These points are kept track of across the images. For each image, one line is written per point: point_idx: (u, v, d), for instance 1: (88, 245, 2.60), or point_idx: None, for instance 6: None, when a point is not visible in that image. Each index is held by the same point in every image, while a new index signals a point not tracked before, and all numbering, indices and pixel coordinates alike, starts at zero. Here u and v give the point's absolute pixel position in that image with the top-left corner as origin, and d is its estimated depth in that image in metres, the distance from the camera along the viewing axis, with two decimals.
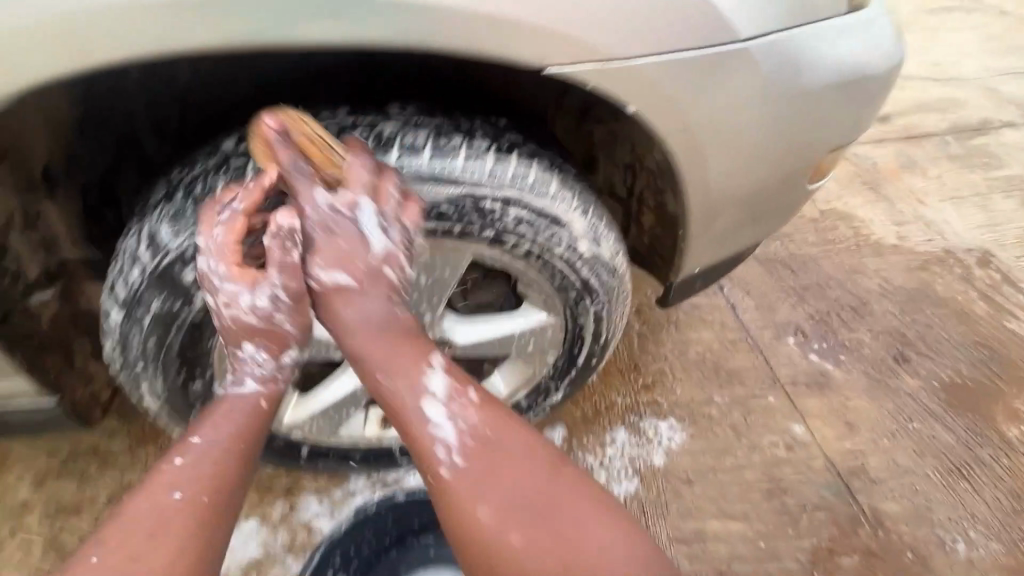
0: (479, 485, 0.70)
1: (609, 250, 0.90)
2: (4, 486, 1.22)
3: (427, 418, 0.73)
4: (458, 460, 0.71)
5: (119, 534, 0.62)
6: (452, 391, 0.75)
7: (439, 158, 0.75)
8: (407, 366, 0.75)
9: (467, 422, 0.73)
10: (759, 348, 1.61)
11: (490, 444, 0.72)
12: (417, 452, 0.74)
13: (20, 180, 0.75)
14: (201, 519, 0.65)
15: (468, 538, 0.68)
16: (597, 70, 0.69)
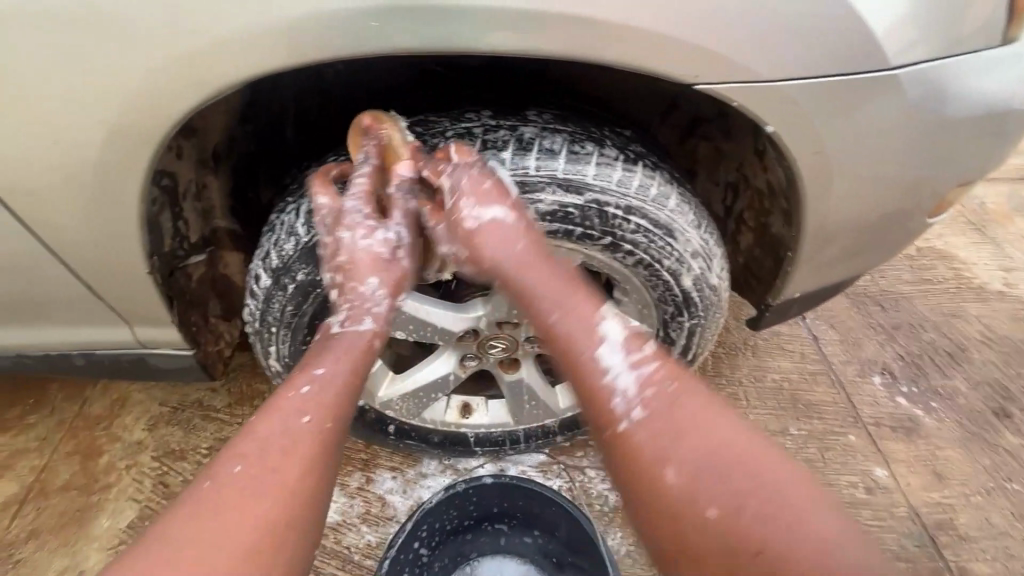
0: (665, 435, 0.67)
1: (712, 269, 0.91)
2: (122, 426, 1.36)
3: (604, 369, 0.71)
4: (639, 411, 0.69)
5: (252, 459, 0.65)
6: (629, 341, 0.72)
7: (573, 164, 0.78)
8: (587, 324, 0.74)
9: (649, 370, 0.71)
10: (842, 384, 1.55)
11: (674, 395, 0.70)
12: (593, 407, 0.72)
13: (199, 155, 0.83)
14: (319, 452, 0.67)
15: (652, 502, 0.66)
16: (743, 90, 0.71)
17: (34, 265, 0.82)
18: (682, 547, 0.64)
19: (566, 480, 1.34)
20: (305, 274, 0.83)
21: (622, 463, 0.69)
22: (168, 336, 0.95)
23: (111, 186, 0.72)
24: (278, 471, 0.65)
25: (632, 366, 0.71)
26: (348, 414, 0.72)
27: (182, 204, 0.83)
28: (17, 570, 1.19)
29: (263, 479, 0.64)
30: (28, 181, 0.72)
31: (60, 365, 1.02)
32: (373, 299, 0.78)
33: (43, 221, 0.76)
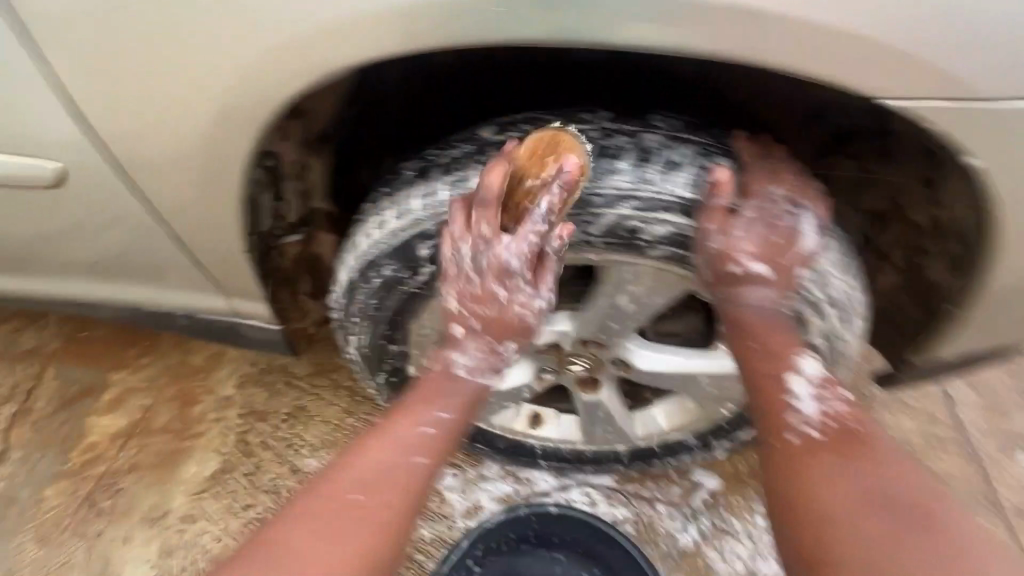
0: (830, 459, 0.68)
1: (847, 310, 0.76)
2: (216, 379, 1.44)
3: (791, 391, 0.72)
4: (812, 429, 0.71)
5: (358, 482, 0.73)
6: (823, 382, 0.73)
7: (701, 182, 0.66)
8: (783, 349, 0.74)
9: (833, 409, 0.71)
10: (980, 459, 1.29)
11: (835, 439, 0.70)
12: (766, 415, 0.74)
13: (304, 137, 0.82)
14: (414, 491, 0.76)
15: (798, 489, 0.67)
16: (948, 108, 0.60)
17: (148, 231, 0.86)
18: (820, 547, 0.63)
19: (632, 511, 1.24)
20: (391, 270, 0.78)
21: (772, 455, 0.72)
22: (258, 309, 0.99)
23: (216, 165, 0.74)
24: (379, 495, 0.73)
25: (818, 397, 0.72)
26: (451, 445, 0.81)
27: (284, 184, 0.84)
28: (116, 498, 1.30)
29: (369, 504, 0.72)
30: (146, 156, 0.75)
31: (166, 321, 1.09)
32: (471, 360, 0.80)
33: (157, 193, 0.79)
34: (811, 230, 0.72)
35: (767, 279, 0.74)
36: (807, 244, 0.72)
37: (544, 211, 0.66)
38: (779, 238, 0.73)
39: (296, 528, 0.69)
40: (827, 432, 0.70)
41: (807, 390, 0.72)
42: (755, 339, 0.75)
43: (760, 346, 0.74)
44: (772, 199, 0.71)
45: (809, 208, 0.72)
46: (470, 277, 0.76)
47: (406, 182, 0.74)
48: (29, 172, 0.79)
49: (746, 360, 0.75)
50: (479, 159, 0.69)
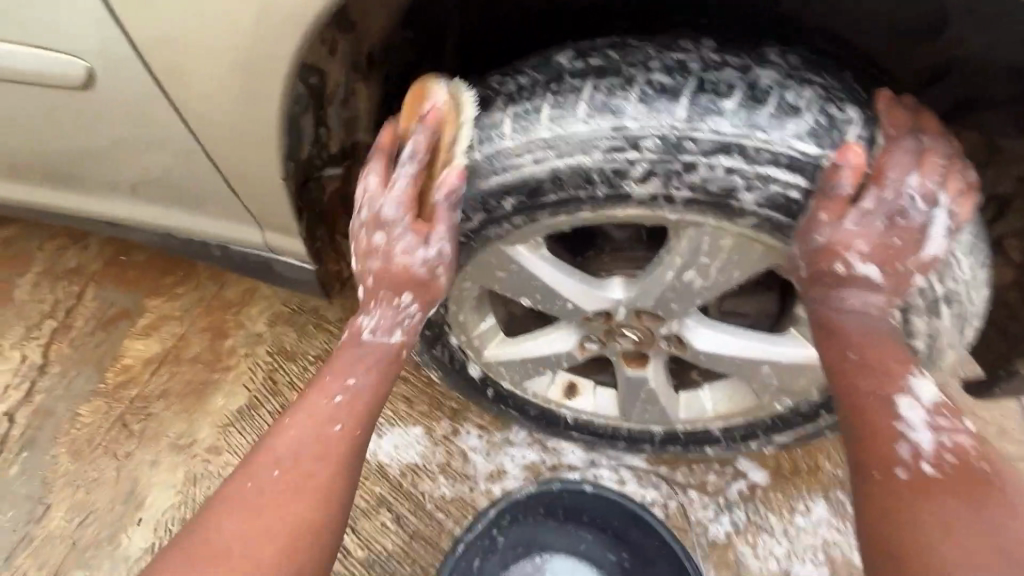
0: (953, 505, 0.53)
1: (964, 306, 0.65)
2: (248, 315, 1.42)
3: (896, 414, 0.59)
4: (927, 468, 0.57)
5: (284, 470, 0.67)
6: (941, 408, 0.59)
7: (821, 134, 0.55)
8: (893, 368, 0.61)
9: (954, 440, 0.58)
10: None
11: (956, 481, 0.55)
12: (867, 443, 0.59)
13: (352, 56, 0.73)
14: (345, 457, 0.69)
15: (902, 537, 0.53)
16: None
17: (181, 150, 0.80)
18: None
19: (661, 495, 1.18)
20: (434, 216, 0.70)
21: (866, 494, 0.58)
22: (293, 246, 0.94)
23: (257, 74, 0.66)
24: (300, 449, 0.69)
25: (933, 424, 0.58)
26: (379, 412, 0.74)
27: (327, 108, 0.75)
28: (146, 423, 1.32)
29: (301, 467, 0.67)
30: (182, 62, 0.68)
31: (198, 251, 1.05)
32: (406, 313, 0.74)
33: (191, 106, 0.72)
34: (940, 230, 0.59)
35: (873, 284, 0.61)
36: (930, 252, 0.60)
37: (624, 155, 0.56)
38: (900, 240, 0.59)
39: (247, 487, 0.66)
40: (951, 473, 0.56)
41: (919, 415, 0.58)
42: (857, 350, 0.61)
43: (861, 359, 0.61)
44: (904, 189, 0.57)
45: (948, 204, 0.58)
46: (525, 229, 0.67)
47: (465, 112, 0.65)
48: (60, 72, 0.73)
49: (846, 376, 0.62)
50: (554, 87, 0.59)
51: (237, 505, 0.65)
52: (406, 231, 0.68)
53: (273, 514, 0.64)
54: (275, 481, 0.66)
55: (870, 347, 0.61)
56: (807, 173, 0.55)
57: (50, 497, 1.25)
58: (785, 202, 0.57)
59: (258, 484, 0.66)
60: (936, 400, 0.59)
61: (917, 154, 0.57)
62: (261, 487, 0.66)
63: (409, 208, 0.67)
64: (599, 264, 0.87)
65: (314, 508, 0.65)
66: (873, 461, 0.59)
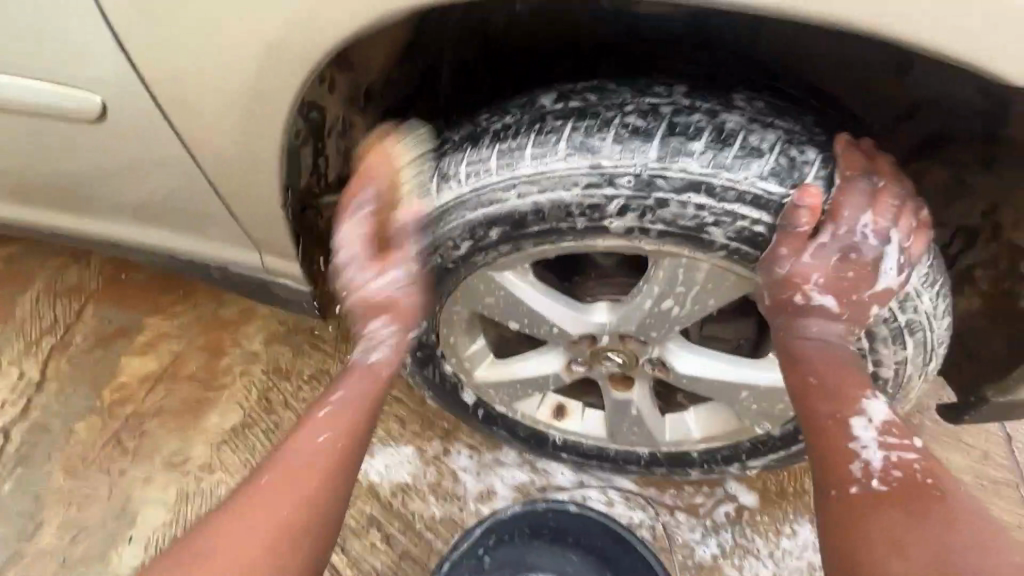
0: (900, 519, 0.57)
1: (925, 335, 0.68)
2: (244, 334, 1.45)
3: (852, 435, 0.63)
4: (879, 484, 0.61)
5: (261, 498, 0.70)
6: (892, 428, 0.63)
7: (784, 174, 0.59)
8: (853, 391, 0.64)
9: (904, 459, 0.62)
10: None
11: (905, 495, 0.59)
12: (826, 465, 0.63)
13: (350, 92, 0.78)
14: (324, 474, 0.72)
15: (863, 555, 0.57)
16: None
17: (185, 177, 0.84)
18: None
19: (649, 516, 1.19)
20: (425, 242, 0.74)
21: (826, 512, 0.62)
22: (290, 269, 0.97)
23: (258, 111, 0.70)
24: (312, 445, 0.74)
25: (885, 445, 0.62)
26: (363, 433, 0.77)
27: (325, 141, 0.80)
28: (140, 440, 1.33)
29: (268, 497, 0.70)
30: (189, 98, 0.72)
31: (199, 272, 1.08)
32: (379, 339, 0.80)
33: (197, 138, 0.77)
34: (895, 264, 0.63)
35: (832, 313, 0.66)
36: (886, 283, 0.63)
37: (600, 191, 0.60)
38: (853, 273, 0.65)
39: (255, 493, 0.70)
40: (898, 486, 0.60)
41: (871, 436, 0.63)
42: (818, 373, 0.65)
43: (822, 383, 0.65)
44: (858, 227, 0.62)
45: (901, 240, 0.62)
46: (509, 258, 0.71)
47: (454, 147, 0.70)
48: (74, 105, 0.78)
49: (807, 396, 0.65)
50: (536, 126, 0.63)
51: (208, 558, 0.66)
52: (369, 273, 0.78)
53: (261, 520, 0.68)
54: (275, 503, 0.69)
55: (829, 370, 0.65)
56: (772, 209, 0.59)
57: (42, 514, 1.26)
58: (747, 237, 0.61)
59: (253, 490, 0.71)
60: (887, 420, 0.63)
61: (873, 194, 0.61)
62: (253, 489, 0.71)
63: (370, 264, 0.77)
64: (585, 289, 0.90)
65: (285, 526, 0.68)
66: (834, 481, 0.62)
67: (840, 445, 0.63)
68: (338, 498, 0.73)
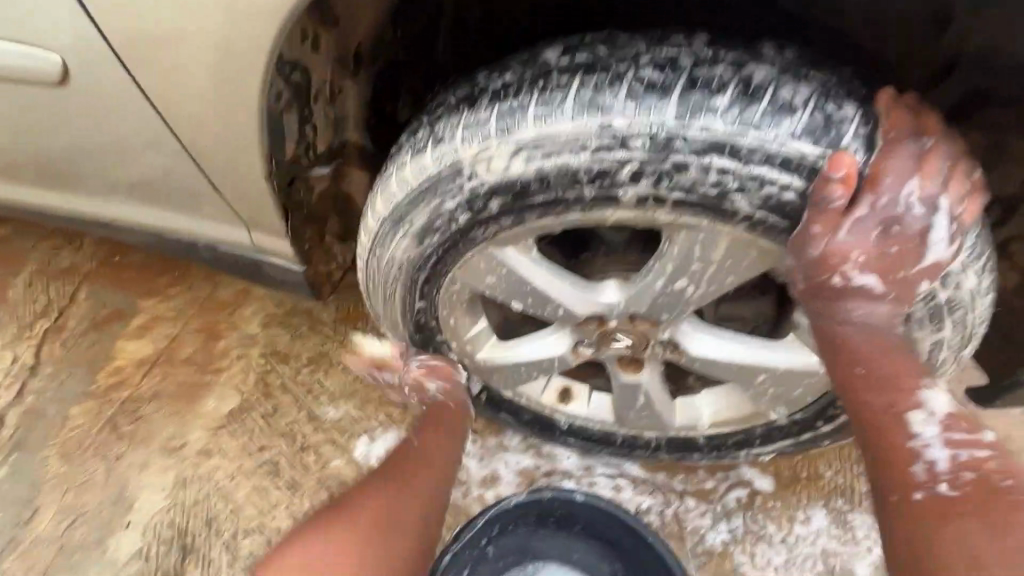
0: (975, 528, 0.50)
1: (967, 313, 0.63)
2: (241, 316, 1.41)
3: (911, 432, 0.57)
4: (948, 489, 0.54)
5: (387, 495, 0.81)
6: (955, 421, 0.57)
7: (818, 134, 0.53)
8: (898, 380, 0.58)
9: (968, 454, 0.56)
10: None
11: (985, 498, 0.52)
12: (882, 465, 0.57)
13: (338, 52, 0.72)
14: (428, 470, 0.87)
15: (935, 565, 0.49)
16: None
17: (164, 148, 0.79)
18: None
19: (658, 502, 1.16)
20: (421, 218, 0.68)
21: (886, 516, 0.55)
22: (281, 247, 0.92)
23: (237, 71, 0.65)
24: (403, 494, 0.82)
25: (950, 441, 0.56)
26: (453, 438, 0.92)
27: (313, 106, 0.74)
28: (137, 424, 1.30)
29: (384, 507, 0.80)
30: (161, 58, 0.66)
31: (187, 251, 1.04)
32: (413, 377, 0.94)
33: (172, 104, 0.71)
34: (942, 234, 0.56)
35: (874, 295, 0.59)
36: (933, 257, 0.57)
37: (612, 154, 0.54)
38: (897, 250, 0.56)
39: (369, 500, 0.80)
40: (974, 492, 0.53)
41: (934, 432, 0.57)
42: (862, 361, 0.59)
43: (871, 371, 0.59)
44: (901, 196, 0.54)
45: (951, 206, 0.56)
46: (513, 232, 0.65)
47: (449, 110, 0.64)
48: (39, 68, 0.72)
49: (851, 387, 0.60)
50: (540, 83, 0.57)
51: (356, 533, 0.76)
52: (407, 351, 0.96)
53: (400, 509, 0.80)
54: (392, 500, 0.81)
55: (879, 358, 0.59)
56: (804, 172, 0.53)
57: (39, 500, 1.24)
58: (777, 207, 0.55)
59: (383, 488, 0.82)
60: (949, 413, 0.57)
61: (917, 157, 0.55)
62: (368, 499, 0.80)
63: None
64: (593, 266, 0.84)
65: (415, 506, 0.82)
66: (893, 483, 0.56)
67: (898, 443, 0.57)
68: (438, 496, 0.86)
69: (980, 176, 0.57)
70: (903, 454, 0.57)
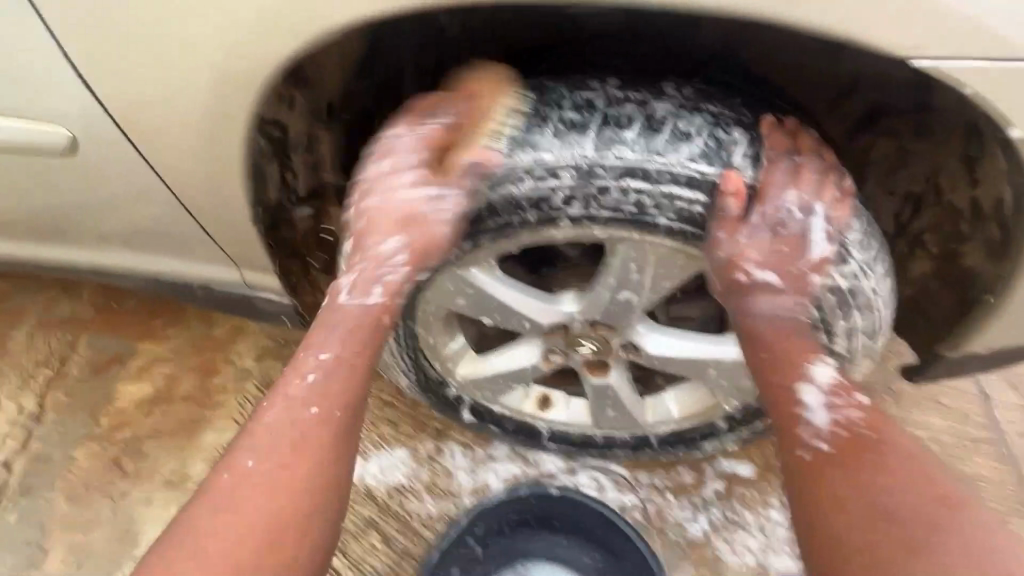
0: (843, 479, 0.67)
1: (873, 299, 0.72)
2: (236, 352, 1.48)
3: (802, 402, 0.71)
4: (825, 445, 0.70)
5: (264, 463, 0.73)
6: (837, 388, 0.71)
7: (712, 155, 0.63)
8: (798, 355, 0.71)
9: (849, 417, 0.70)
10: (1012, 461, 1.26)
11: (850, 449, 0.69)
12: (780, 434, 0.73)
13: (312, 107, 0.82)
14: (295, 482, 0.73)
15: (815, 510, 0.68)
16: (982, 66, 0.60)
17: (157, 200, 0.87)
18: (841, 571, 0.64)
19: (640, 499, 1.22)
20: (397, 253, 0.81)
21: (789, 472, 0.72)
22: (268, 282, 1.00)
23: (223, 132, 0.75)
24: (271, 446, 0.74)
25: (830, 406, 0.70)
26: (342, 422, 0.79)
27: (292, 157, 0.84)
28: (140, 462, 1.36)
29: (259, 504, 0.71)
30: (154, 125, 0.76)
31: (183, 293, 1.12)
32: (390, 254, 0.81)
33: (165, 161, 0.80)
34: (823, 234, 0.70)
35: (777, 287, 0.73)
36: (817, 252, 0.71)
37: (545, 183, 0.64)
38: (787, 247, 0.73)
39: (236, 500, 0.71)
40: (842, 445, 0.69)
41: (819, 399, 0.70)
42: (768, 348, 0.73)
43: (773, 356, 0.72)
44: (782, 203, 0.70)
45: (825, 210, 0.69)
46: (473, 254, 0.74)
47: (407, 154, 0.74)
48: (42, 139, 0.81)
49: (762, 373, 0.73)
50: (481, 128, 0.67)
51: (203, 544, 0.68)
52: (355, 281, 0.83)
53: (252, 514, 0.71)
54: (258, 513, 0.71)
55: (778, 343, 0.72)
56: (706, 188, 0.63)
57: (47, 541, 1.29)
58: (689, 218, 0.64)
59: (246, 453, 0.74)
60: (832, 383, 0.71)
61: (798, 171, 0.68)
62: (244, 458, 0.74)
63: None
64: (554, 280, 0.93)
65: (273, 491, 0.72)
66: (788, 446, 0.72)
67: (789, 409, 0.72)
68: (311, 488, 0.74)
69: (851, 181, 0.71)
70: (791, 419, 0.71)
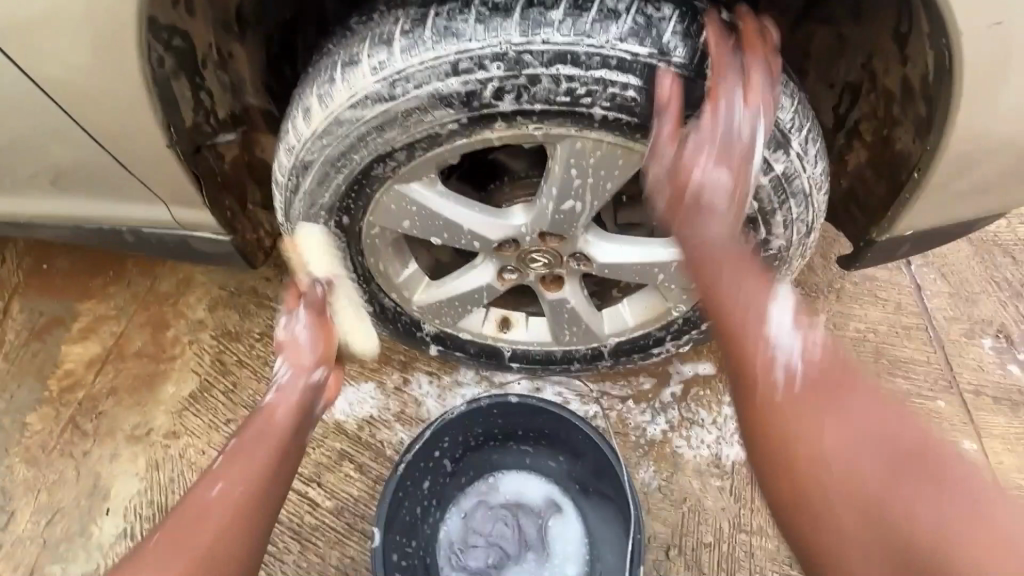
0: (811, 400, 0.65)
1: (805, 181, 0.75)
2: (186, 304, 1.43)
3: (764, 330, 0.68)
4: (785, 369, 0.67)
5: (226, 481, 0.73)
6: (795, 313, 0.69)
7: (641, 35, 0.63)
8: (757, 294, 0.69)
9: (807, 341, 0.68)
10: (941, 344, 1.36)
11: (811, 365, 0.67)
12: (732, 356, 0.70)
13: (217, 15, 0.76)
14: (256, 506, 0.72)
15: (778, 432, 0.66)
16: None
17: (58, 129, 0.79)
18: (800, 493, 0.64)
19: (602, 408, 1.28)
20: (308, 180, 0.78)
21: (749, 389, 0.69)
22: (201, 217, 0.94)
23: (109, 48, 0.67)
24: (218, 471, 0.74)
25: (795, 338, 0.68)
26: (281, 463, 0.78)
27: (203, 73, 0.78)
28: (99, 421, 1.32)
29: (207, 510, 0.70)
30: (29, 46, 0.67)
31: (112, 240, 1.05)
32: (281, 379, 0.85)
33: (55, 81, 0.71)
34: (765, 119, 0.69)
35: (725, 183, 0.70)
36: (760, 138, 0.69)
37: (474, 75, 0.63)
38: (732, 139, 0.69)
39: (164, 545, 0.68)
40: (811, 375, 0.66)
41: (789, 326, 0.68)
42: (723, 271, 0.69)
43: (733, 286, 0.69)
44: (729, 94, 0.67)
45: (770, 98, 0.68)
46: (410, 165, 0.74)
47: (329, 57, 0.71)
48: None
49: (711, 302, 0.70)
50: (405, 20, 0.66)
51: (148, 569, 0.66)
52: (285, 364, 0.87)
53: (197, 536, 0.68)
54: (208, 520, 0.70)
55: (734, 260, 0.70)
56: (636, 71, 0.64)
57: (11, 505, 1.26)
58: (618, 102, 0.65)
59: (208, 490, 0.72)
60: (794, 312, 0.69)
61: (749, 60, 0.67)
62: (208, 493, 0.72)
63: None
64: (502, 195, 0.92)
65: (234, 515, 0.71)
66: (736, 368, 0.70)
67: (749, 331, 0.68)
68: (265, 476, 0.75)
69: (779, 58, 0.70)
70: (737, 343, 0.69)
